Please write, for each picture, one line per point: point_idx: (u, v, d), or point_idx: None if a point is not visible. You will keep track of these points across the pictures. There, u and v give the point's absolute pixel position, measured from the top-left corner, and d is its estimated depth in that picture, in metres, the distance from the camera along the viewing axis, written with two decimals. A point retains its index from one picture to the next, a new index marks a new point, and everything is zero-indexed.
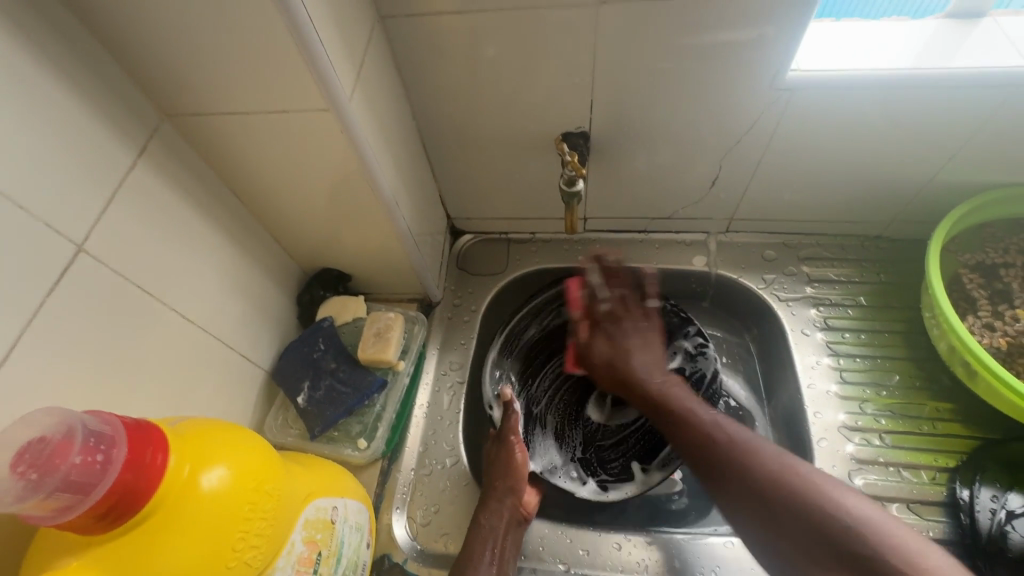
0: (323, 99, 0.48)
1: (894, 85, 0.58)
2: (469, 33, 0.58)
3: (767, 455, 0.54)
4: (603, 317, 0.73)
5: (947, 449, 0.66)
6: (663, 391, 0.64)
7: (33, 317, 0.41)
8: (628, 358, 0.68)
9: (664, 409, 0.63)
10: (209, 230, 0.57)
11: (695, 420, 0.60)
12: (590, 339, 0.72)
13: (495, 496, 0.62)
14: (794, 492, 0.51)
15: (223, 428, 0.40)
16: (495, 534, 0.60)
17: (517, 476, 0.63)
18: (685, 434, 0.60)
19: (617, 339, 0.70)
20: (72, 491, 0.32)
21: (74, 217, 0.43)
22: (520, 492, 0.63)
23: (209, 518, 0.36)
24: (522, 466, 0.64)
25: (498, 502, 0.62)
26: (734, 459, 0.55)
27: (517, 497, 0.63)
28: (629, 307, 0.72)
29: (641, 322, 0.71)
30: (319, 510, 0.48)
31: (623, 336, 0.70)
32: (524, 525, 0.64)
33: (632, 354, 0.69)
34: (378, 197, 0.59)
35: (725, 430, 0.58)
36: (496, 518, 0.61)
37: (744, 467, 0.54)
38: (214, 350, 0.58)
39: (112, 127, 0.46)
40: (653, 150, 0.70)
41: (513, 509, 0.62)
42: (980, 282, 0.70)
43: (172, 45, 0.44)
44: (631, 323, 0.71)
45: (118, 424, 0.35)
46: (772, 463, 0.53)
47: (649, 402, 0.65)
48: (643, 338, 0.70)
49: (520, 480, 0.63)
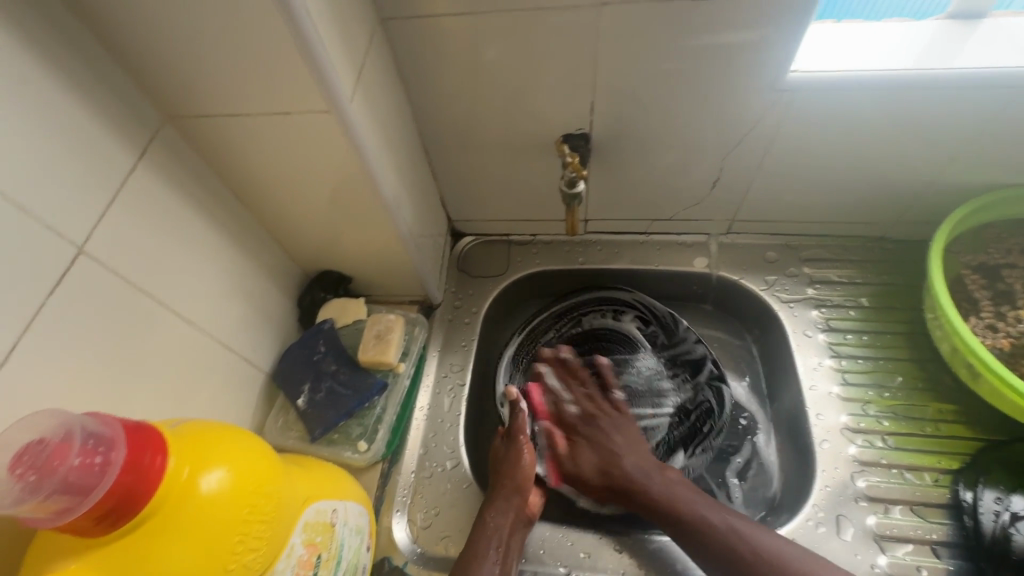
0: (324, 100, 0.48)
1: (895, 87, 0.58)
2: (469, 34, 0.58)
3: (726, 514, 0.59)
4: (579, 424, 0.69)
5: (951, 451, 0.66)
6: (669, 496, 0.61)
7: (33, 319, 0.41)
8: (618, 464, 0.64)
9: (677, 525, 0.59)
10: (210, 232, 0.57)
11: (656, 490, 0.61)
12: (572, 450, 0.68)
13: (501, 494, 0.62)
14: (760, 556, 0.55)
15: (223, 431, 0.40)
16: (501, 534, 0.60)
17: (524, 474, 0.63)
18: (658, 510, 0.61)
19: (601, 444, 0.66)
20: (71, 493, 0.32)
21: (74, 218, 0.43)
22: (527, 491, 0.62)
23: (209, 520, 0.36)
24: (529, 467, 0.63)
25: (506, 501, 0.61)
26: (701, 529, 0.58)
27: (524, 497, 0.62)
28: (600, 403, 0.70)
29: (616, 416, 0.69)
30: (319, 513, 0.48)
31: (606, 438, 0.67)
32: (529, 525, 0.63)
33: (623, 456, 0.65)
34: (378, 198, 0.59)
35: (747, 540, 0.56)
36: (502, 517, 0.61)
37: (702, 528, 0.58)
38: (215, 352, 0.58)
39: (112, 128, 0.46)
40: (654, 151, 0.70)
41: (520, 509, 0.62)
42: (982, 283, 0.70)
43: (173, 47, 0.44)
44: (609, 420, 0.68)
45: (117, 426, 0.35)
46: (737, 522, 0.58)
47: (651, 508, 0.61)
48: (626, 437, 0.67)
49: (527, 479, 0.63)
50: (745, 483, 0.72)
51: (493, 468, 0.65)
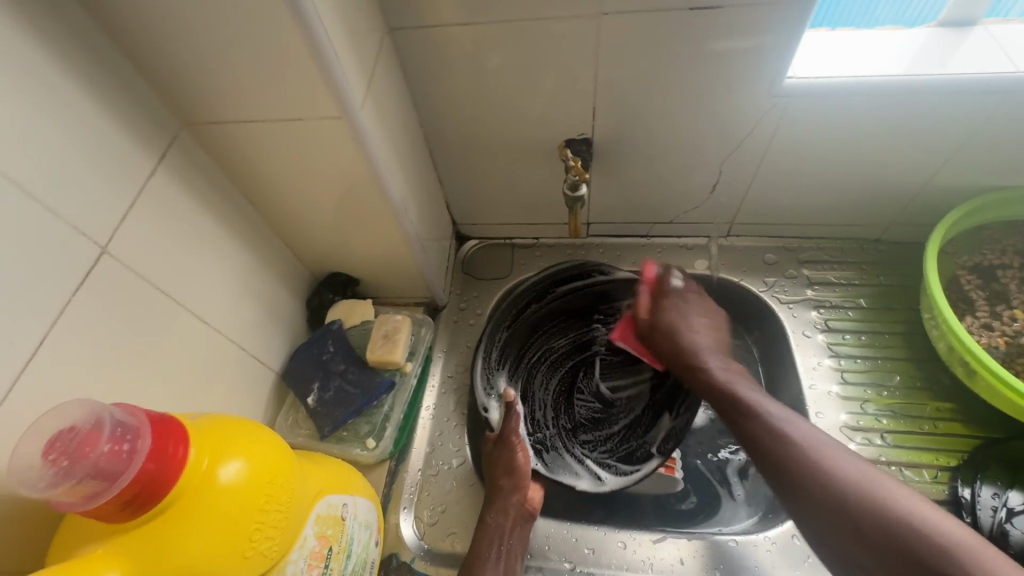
0: (336, 107, 0.50)
1: (889, 92, 0.60)
2: (474, 43, 0.60)
3: (842, 459, 0.53)
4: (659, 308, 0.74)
5: (949, 448, 0.67)
6: (716, 377, 0.65)
7: (59, 316, 0.42)
8: (684, 338, 0.70)
9: (742, 419, 0.60)
10: (224, 234, 0.59)
11: (763, 420, 0.58)
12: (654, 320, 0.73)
13: (500, 494, 0.63)
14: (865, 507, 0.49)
15: (240, 424, 0.42)
16: (502, 532, 0.61)
17: (519, 475, 0.64)
18: (758, 438, 0.58)
19: (686, 316, 0.72)
20: (100, 478, 0.34)
21: (98, 220, 0.45)
22: (524, 487, 0.64)
23: (227, 509, 0.38)
24: (524, 467, 0.65)
25: (504, 501, 0.63)
26: (804, 467, 0.53)
27: (521, 493, 0.64)
28: (691, 288, 0.74)
29: (692, 300, 0.74)
30: (330, 506, 0.49)
31: (688, 318, 0.72)
32: (529, 522, 0.64)
33: (692, 335, 0.70)
34: (387, 202, 0.61)
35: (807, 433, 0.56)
36: (502, 516, 0.62)
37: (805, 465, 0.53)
38: (228, 350, 0.60)
39: (134, 134, 0.48)
40: (654, 155, 0.72)
41: (519, 506, 0.64)
42: (978, 283, 0.71)
43: (192, 56, 0.46)
44: (696, 301, 0.73)
45: (142, 416, 0.36)
46: (851, 470, 0.52)
47: (722, 405, 0.63)
48: (702, 323, 0.72)
49: (523, 478, 0.64)
50: (747, 481, 0.71)
51: (487, 468, 0.66)
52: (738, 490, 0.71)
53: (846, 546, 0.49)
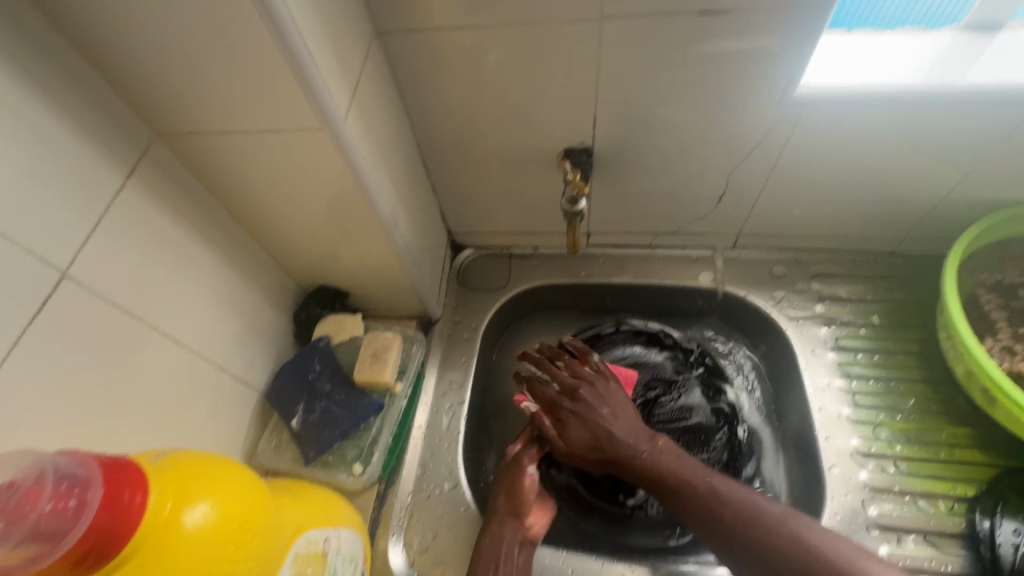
0: (316, 118, 0.47)
1: (909, 101, 0.56)
2: (468, 47, 0.57)
3: (760, 503, 0.53)
4: (564, 397, 0.64)
5: (965, 477, 0.64)
6: (654, 457, 0.59)
7: (13, 349, 0.39)
8: (607, 433, 0.60)
9: (642, 462, 0.59)
10: (202, 250, 0.56)
11: (669, 469, 0.57)
12: (562, 422, 0.63)
13: (495, 519, 0.61)
14: (798, 546, 0.49)
15: (207, 463, 0.39)
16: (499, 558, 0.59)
17: (518, 497, 0.62)
18: (682, 498, 0.55)
19: (586, 416, 0.62)
20: (41, 540, 0.31)
21: (58, 243, 0.42)
22: (523, 513, 0.62)
23: (191, 559, 0.35)
24: (527, 494, 0.63)
25: (499, 525, 0.61)
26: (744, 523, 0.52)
27: (520, 521, 0.62)
28: (586, 367, 0.66)
29: (600, 383, 0.64)
30: (310, 543, 0.46)
31: (592, 408, 0.62)
32: (531, 546, 0.62)
33: (613, 428, 0.61)
34: (375, 216, 0.58)
35: (728, 503, 0.54)
36: (498, 540, 0.60)
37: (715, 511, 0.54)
38: (207, 373, 0.57)
39: (99, 148, 0.45)
40: (658, 165, 0.68)
41: (516, 532, 0.61)
42: (998, 302, 0.68)
43: (162, 64, 0.43)
44: (595, 388, 0.64)
45: (94, 465, 0.33)
46: (768, 510, 0.52)
47: (651, 484, 0.58)
48: (614, 408, 0.62)
49: (521, 501, 0.62)
50: None
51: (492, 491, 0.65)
52: None
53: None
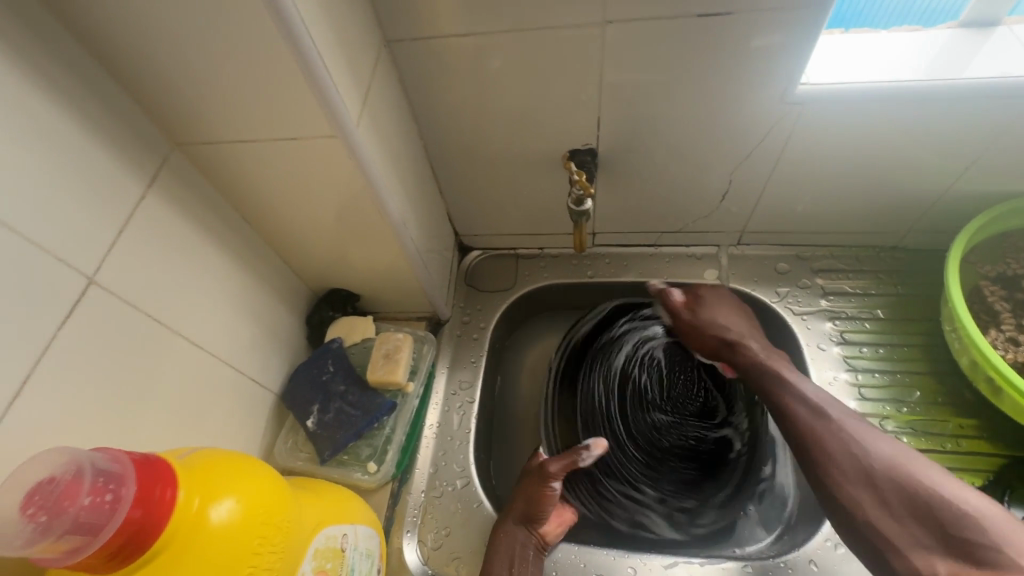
0: (329, 124, 0.48)
1: (909, 97, 0.57)
2: (474, 53, 0.58)
3: (875, 445, 0.56)
4: (689, 311, 0.74)
5: (972, 468, 0.65)
6: (764, 360, 0.67)
7: (44, 352, 0.41)
8: (728, 330, 0.71)
9: (761, 358, 0.67)
10: (219, 256, 0.57)
11: (801, 405, 0.61)
12: (693, 321, 0.74)
13: (509, 520, 0.63)
14: (941, 504, 0.50)
15: (231, 460, 0.40)
16: (511, 559, 0.60)
17: (532, 508, 0.63)
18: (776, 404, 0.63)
19: (716, 313, 0.72)
20: (81, 533, 0.32)
21: (84, 250, 0.43)
22: (540, 521, 0.63)
23: (218, 552, 0.36)
24: (548, 507, 0.63)
25: (513, 527, 0.62)
26: (825, 455, 0.57)
27: (533, 526, 0.63)
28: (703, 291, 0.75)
29: (722, 295, 0.75)
30: (329, 538, 0.48)
31: (724, 311, 0.73)
32: (542, 551, 0.63)
33: (736, 330, 0.71)
34: (385, 219, 0.59)
35: (835, 420, 0.59)
36: (512, 542, 0.61)
37: (842, 448, 0.57)
38: (225, 375, 0.58)
39: (121, 158, 0.46)
40: (662, 165, 0.69)
41: (531, 537, 0.62)
42: (1001, 294, 0.68)
43: (181, 75, 0.45)
44: (717, 295, 0.74)
45: (126, 461, 0.35)
46: (887, 452, 0.55)
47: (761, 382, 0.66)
48: (731, 313, 0.72)
49: (535, 511, 0.63)
50: (760, 499, 0.70)
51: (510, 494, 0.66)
52: (750, 505, 0.69)
53: (879, 521, 0.52)
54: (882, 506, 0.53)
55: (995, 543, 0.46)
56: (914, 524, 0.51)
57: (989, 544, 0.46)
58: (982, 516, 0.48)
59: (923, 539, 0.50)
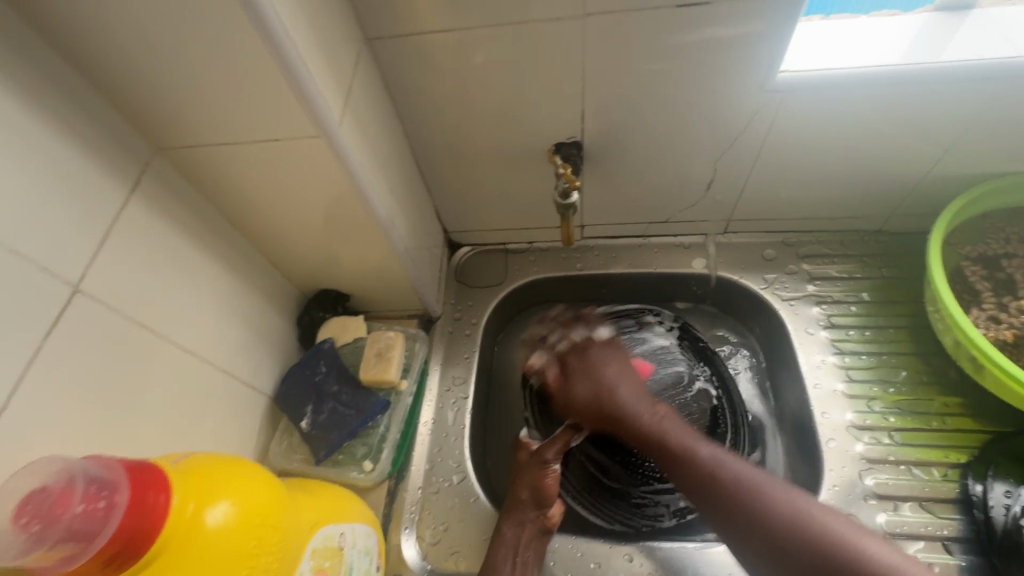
0: (313, 125, 0.48)
1: (886, 82, 0.58)
2: (457, 49, 0.58)
3: (776, 491, 0.53)
4: (570, 351, 0.72)
5: (957, 444, 0.66)
6: (660, 428, 0.62)
7: (32, 362, 0.40)
8: (613, 393, 0.66)
9: (648, 424, 0.63)
10: (206, 260, 0.57)
11: (700, 459, 0.57)
12: (568, 385, 0.69)
13: (516, 507, 0.62)
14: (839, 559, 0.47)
15: (223, 464, 0.40)
16: (517, 545, 0.61)
17: (540, 491, 0.62)
18: (681, 465, 0.58)
19: (592, 373, 0.68)
20: (75, 540, 0.32)
21: (68, 258, 0.43)
22: (547, 504, 0.62)
23: (214, 555, 0.36)
24: (552, 489, 0.63)
25: (521, 514, 0.62)
26: (742, 517, 0.53)
27: (541, 509, 0.62)
28: (586, 339, 0.72)
29: (605, 348, 0.71)
30: (326, 538, 0.48)
31: (598, 369, 0.69)
32: (549, 534, 0.63)
33: (615, 389, 0.67)
34: (372, 218, 0.59)
35: (729, 469, 0.56)
36: (518, 529, 0.61)
37: (758, 511, 0.52)
38: (217, 379, 0.58)
39: (102, 165, 0.46)
40: (647, 156, 0.70)
41: (538, 522, 0.62)
42: (982, 274, 0.70)
43: (159, 78, 0.44)
44: (597, 351, 0.71)
45: (118, 469, 0.35)
46: (783, 503, 0.52)
47: (662, 444, 0.61)
48: (619, 366, 0.69)
49: (545, 495, 0.62)
50: None
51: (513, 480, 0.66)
52: None
53: None
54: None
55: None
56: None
57: None
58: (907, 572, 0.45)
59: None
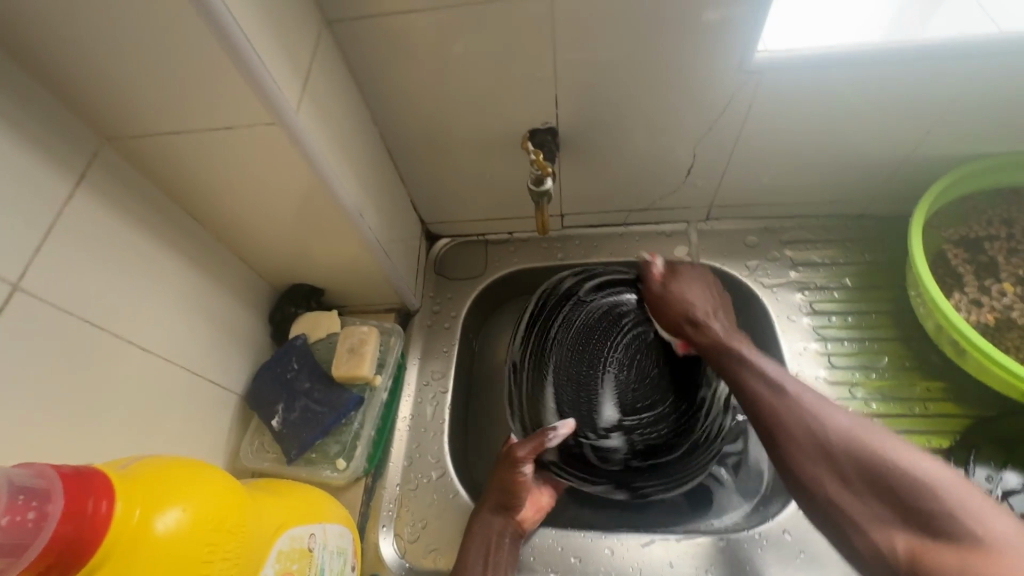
0: (267, 112, 0.45)
1: (867, 60, 0.56)
2: (422, 31, 0.56)
3: (837, 411, 0.49)
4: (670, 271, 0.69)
5: (940, 430, 0.66)
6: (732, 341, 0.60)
7: None
8: (692, 312, 0.65)
9: (717, 339, 0.61)
10: (165, 256, 0.55)
11: (765, 373, 0.54)
12: (662, 300, 0.68)
13: (486, 509, 0.62)
14: (902, 483, 0.42)
15: (178, 468, 0.38)
16: (487, 546, 0.60)
17: (509, 493, 0.62)
18: (738, 375, 0.56)
19: (688, 289, 0.67)
20: (3, 554, 0.30)
21: (6, 256, 0.41)
22: (517, 506, 0.62)
23: (160, 567, 0.34)
24: (523, 491, 0.62)
25: (491, 515, 0.61)
26: (783, 428, 0.49)
27: (511, 511, 0.62)
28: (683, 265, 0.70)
29: (698, 275, 0.69)
30: (294, 540, 0.46)
31: (694, 291, 0.67)
32: (520, 539, 0.62)
33: (704, 311, 0.65)
34: (339, 210, 0.57)
35: (796, 387, 0.52)
36: (488, 529, 0.60)
37: (801, 420, 0.49)
38: (181, 378, 0.56)
39: (43, 155, 0.43)
40: (624, 142, 0.68)
41: (508, 525, 0.61)
42: (964, 257, 0.69)
43: (99, 62, 0.42)
44: (690, 278, 0.68)
45: (52, 477, 0.33)
46: (844, 420, 0.48)
47: (721, 356, 0.60)
48: (708, 294, 0.67)
49: (514, 497, 0.62)
50: (737, 471, 0.70)
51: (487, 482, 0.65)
52: (726, 476, 0.69)
53: (837, 506, 0.44)
54: (843, 483, 0.44)
55: (980, 533, 0.37)
56: (877, 505, 0.42)
57: (952, 516, 0.39)
58: (952, 494, 0.40)
59: (885, 518, 0.41)
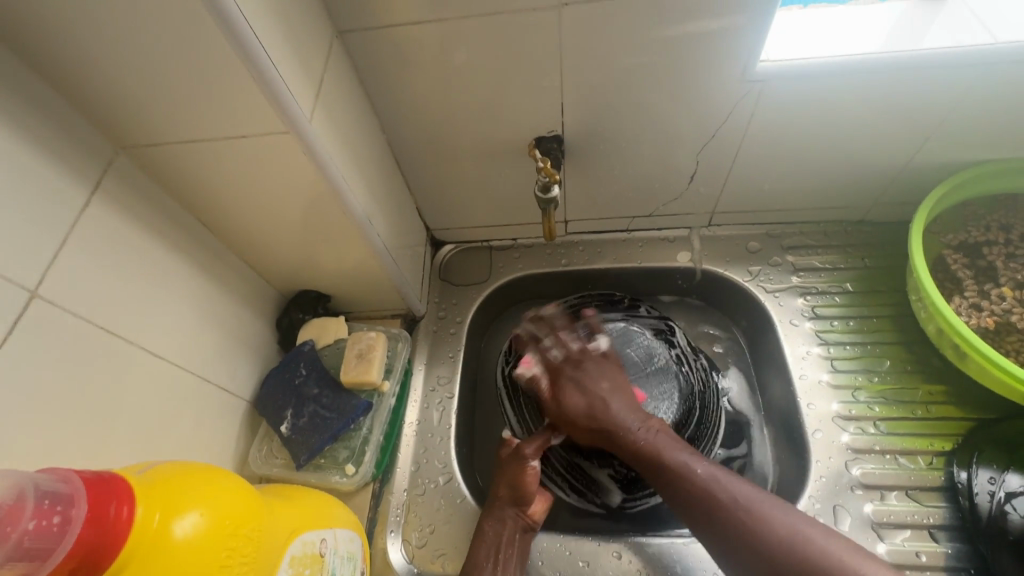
0: (281, 121, 0.46)
1: (866, 70, 0.57)
2: (430, 41, 0.57)
3: (775, 516, 0.50)
4: (565, 363, 0.68)
5: (942, 432, 0.66)
6: (652, 441, 0.58)
7: None
8: (606, 407, 0.62)
9: (641, 441, 0.59)
10: (177, 263, 0.55)
11: (691, 478, 0.54)
12: (558, 395, 0.65)
13: (496, 507, 0.61)
14: None
15: (196, 473, 0.39)
16: (499, 544, 0.60)
17: (518, 490, 0.61)
18: (672, 484, 0.55)
19: (585, 385, 0.65)
20: (28, 558, 0.30)
21: (26, 263, 0.41)
22: (526, 502, 0.61)
23: (181, 568, 0.35)
24: (532, 486, 0.61)
25: (501, 510, 0.61)
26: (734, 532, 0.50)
27: (521, 508, 0.61)
28: (584, 348, 0.69)
29: (603, 361, 0.67)
30: (306, 545, 0.47)
31: (593, 380, 0.65)
32: (533, 530, 0.62)
33: (608, 399, 0.63)
34: (349, 217, 0.58)
35: (727, 488, 0.52)
36: (500, 525, 0.60)
37: (748, 538, 0.49)
38: (192, 384, 0.57)
39: (60, 164, 0.44)
40: (629, 150, 0.69)
41: (519, 519, 0.61)
42: (963, 262, 0.70)
43: (118, 73, 0.43)
44: (593, 363, 0.67)
45: (76, 481, 0.33)
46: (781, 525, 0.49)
47: (648, 458, 0.58)
48: (612, 381, 0.65)
49: (522, 494, 0.61)
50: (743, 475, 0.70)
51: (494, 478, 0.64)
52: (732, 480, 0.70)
53: None
54: None
55: None
56: None
57: None
58: None
59: None
